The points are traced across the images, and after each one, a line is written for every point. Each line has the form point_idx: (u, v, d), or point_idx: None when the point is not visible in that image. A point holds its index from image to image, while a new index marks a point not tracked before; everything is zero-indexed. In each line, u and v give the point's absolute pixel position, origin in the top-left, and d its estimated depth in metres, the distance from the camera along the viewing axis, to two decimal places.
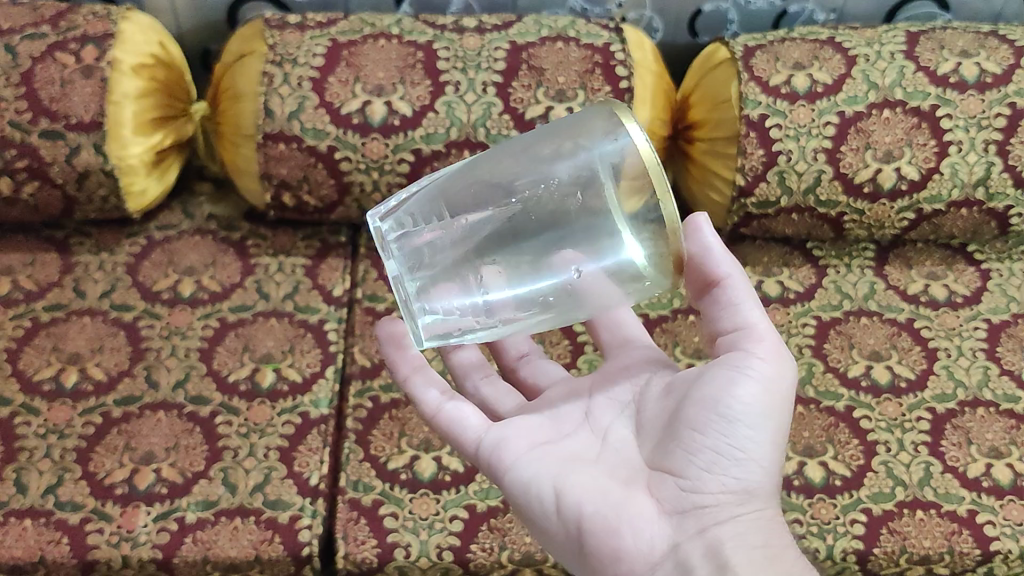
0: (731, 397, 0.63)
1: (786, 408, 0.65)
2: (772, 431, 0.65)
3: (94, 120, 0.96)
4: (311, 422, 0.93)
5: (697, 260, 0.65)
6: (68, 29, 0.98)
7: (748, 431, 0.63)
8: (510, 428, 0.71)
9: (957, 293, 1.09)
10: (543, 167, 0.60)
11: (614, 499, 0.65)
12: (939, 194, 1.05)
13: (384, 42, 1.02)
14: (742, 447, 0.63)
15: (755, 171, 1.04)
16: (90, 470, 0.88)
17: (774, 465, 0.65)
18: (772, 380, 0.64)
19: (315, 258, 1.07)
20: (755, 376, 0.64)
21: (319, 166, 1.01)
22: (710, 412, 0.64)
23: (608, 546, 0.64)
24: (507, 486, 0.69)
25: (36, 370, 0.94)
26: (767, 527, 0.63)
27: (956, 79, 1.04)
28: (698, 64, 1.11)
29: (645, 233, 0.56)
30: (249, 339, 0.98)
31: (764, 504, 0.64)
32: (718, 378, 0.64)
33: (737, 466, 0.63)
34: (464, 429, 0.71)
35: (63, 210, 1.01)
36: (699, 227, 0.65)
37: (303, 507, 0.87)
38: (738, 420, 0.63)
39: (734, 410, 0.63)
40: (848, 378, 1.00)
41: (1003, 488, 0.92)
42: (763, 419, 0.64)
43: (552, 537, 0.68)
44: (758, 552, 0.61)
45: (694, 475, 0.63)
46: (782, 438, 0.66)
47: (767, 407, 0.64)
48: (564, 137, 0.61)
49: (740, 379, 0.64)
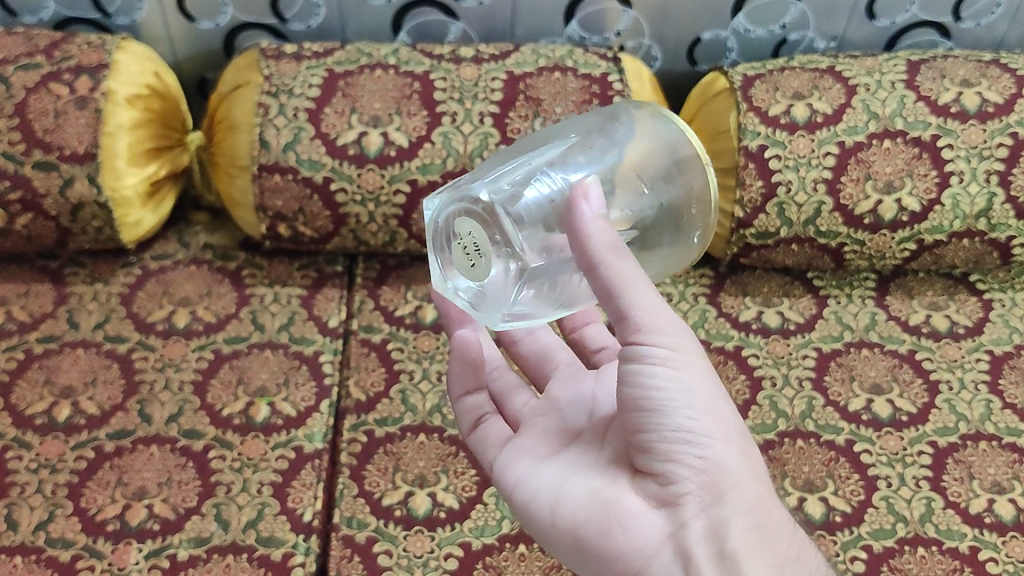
0: (652, 388, 0.58)
1: (704, 365, 0.60)
2: (708, 397, 0.59)
3: (88, 151, 0.96)
4: (305, 457, 0.92)
5: (575, 240, 0.56)
6: (63, 59, 0.98)
7: (687, 411, 0.58)
8: (518, 445, 0.70)
9: (959, 324, 1.08)
10: (589, 139, 0.63)
11: (602, 499, 0.63)
12: (941, 225, 1.04)
13: (381, 72, 1.02)
14: (689, 428, 0.59)
15: (754, 203, 1.03)
16: (82, 506, 0.87)
17: (730, 427, 0.60)
18: (684, 349, 0.58)
19: (312, 288, 1.07)
20: (664, 359, 0.58)
21: (315, 198, 1.00)
22: (642, 411, 0.59)
23: (608, 548, 0.62)
24: (512, 500, 0.69)
25: (28, 404, 0.93)
26: (753, 495, 0.60)
27: (957, 109, 1.03)
28: (697, 93, 1.11)
29: (693, 201, 0.63)
30: (243, 371, 0.98)
31: (739, 471, 0.60)
32: (630, 376, 0.59)
33: (696, 446, 0.59)
34: (483, 450, 0.73)
35: (57, 241, 1.01)
36: (578, 207, 0.56)
37: (296, 544, 0.86)
38: (672, 407, 0.58)
39: (665, 400, 0.58)
40: (849, 412, 0.99)
41: (1006, 525, 0.91)
42: (694, 394, 0.59)
43: (555, 546, 0.66)
44: (755, 531, 0.59)
45: (661, 469, 0.60)
46: (722, 397, 0.61)
47: (694, 378, 0.59)
48: (605, 120, 0.65)
49: (656, 368, 0.58)
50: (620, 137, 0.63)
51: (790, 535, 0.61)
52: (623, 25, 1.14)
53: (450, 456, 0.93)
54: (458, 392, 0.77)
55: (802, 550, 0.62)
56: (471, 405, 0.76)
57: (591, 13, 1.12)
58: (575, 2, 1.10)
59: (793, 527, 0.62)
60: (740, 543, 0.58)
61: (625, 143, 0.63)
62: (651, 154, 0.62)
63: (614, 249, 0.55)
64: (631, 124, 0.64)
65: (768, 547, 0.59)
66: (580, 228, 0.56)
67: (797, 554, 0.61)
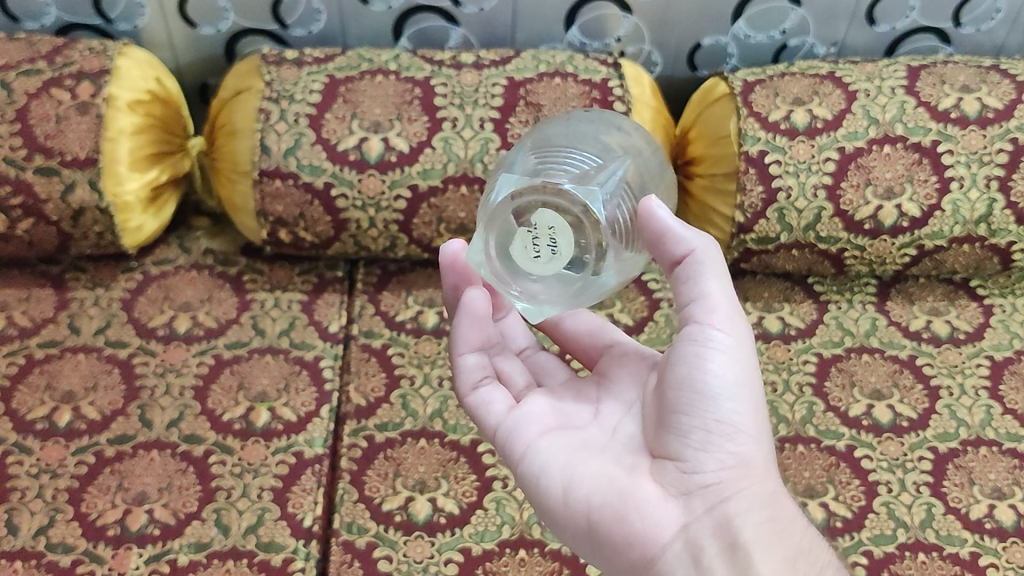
0: (705, 372, 0.62)
1: (756, 370, 0.64)
2: (752, 396, 0.63)
3: (89, 157, 0.96)
4: (305, 462, 0.92)
5: (659, 241, 0.62)
6: (64, 65, 0.98)
7: (731, 404, 0.62)
8: (525, 411, 0.69)
9: (960, 330, 1.08)
10: (606, 135, 0.69)
11: (621, 486, 0.63)
12: (941, 231, 1.04)
13: (382, 78, 1.02)
14: (731, 420, 0.62)
15: (754, 209, 1.03)
16: (82, 510, 0.87)
17: (765, 432, 0.64)
18: (739, 346, 0.63)
19: (312, 293, 1.07)
20: (725, 349, 0.62)
21: (316, 204, 1.00)
22: (691, 393, 0.62)
23: (621, 534, 0.62)
24: (518, 471, 0.68)
25: (29, 409, 0.93)
26: (770, 494, 0.62)
27: (957, 115, 1.03)
28: (698, 98, 1.11)
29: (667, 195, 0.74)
30: (244, 377, 0.98)
31: (764, 472, 0.63)
32: (687, 359, 0.63)
33: (730, 439, 0.62)
34: (486, 413, 0.71)
35: (58, 246, 1.01)
36: (654, 212, 0.61)
37: (296, 550, 0.86)
38: (720, 396, 0.62)
39: (717, 386, 0.62)
40: (849, 418, 0.99)
41: (1006, 530, 0.91)
42: (743, 389, 0.62)
43: (560, 528, 0.66)
44: (767, 525, 0.61)
45: (689, 456, 0.62)
46: (761, 403, 0.64)
47: (741, 376, 0.63)
48: (597, 122, 0.72)
49: (711, 355, 0.62)
50: (625, 136, 0.71)
51: (801, 531, 0.62)
52: (623, 31, 1.14)
53: (450, 461, 0.93)
54: (464, 348, 0.73)
55: (816, 545, 0.63)
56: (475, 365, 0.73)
57: (591, 19, 1.12)
58: (575, 8, 1.10)
59: (812, 532, 0.63)
60: (752, 535, 0.60)
61: (617, 133, 0.71)
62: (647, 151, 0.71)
63: (699, 245, 0.62)
64: (620, 127, 0.72)
65: (781, 541, 0.61)
66: (666, 232, 0.61)
67: (810, 547, 0.62)
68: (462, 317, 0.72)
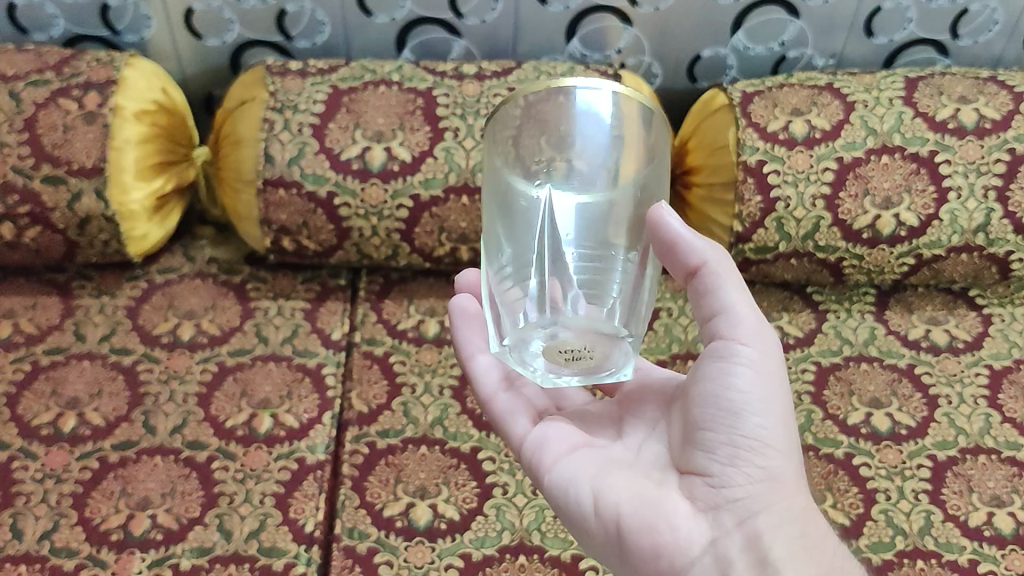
0: (730, 389, 0.63)
1: (784, 384, 0.64)
2: (780, 412, 0.64)
3: (95, 166, 0.97)
4: (307, 468, 0.93)
5: (677, 250, 0.62)
6: (72, 75, 1.00)
7: (758, 419, 0.62)
8: (552, 427, 0.70)
9: (959, 339, 1.08)
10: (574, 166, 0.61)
11: (649, 498, 0.64)
12: (939, 240, 1.04)
13: (385, 88, 1.04)
14: (757, 436, 0.62)
15: (752, 218, 1.04)
16: (86, 515, 0.88)
17: (792, 445, 0.64)
18: (764, 364, 0.64)
19: (315, 301, 1.08)
20: (751, 363, 0.63)
21: (319, 212, 1.01)
22: (718, 409, 0.63)
23: (648, 544, 0.62)
24: (545, 486, 0.68)
25: (35, 415, 0.94)
26: (801, 510, 0.63)
27: (955, 125, 1.05)
28: (697, 110, 1.12)
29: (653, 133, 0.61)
30: (247, 383, 0.99)
31: (793, 485, 0.63)
32: (713, 375, 0.64)
33: (757, 455, 0.62)
34: (511, 422, 0.72)
35: (65, 255, 1.02)
36: (664, 220, 0.61)
37: (297, 555, 0.87)
38: (747, 412, 0.62)
39: (741, 401, 0.62)
40: (847, 426, 1.00)
41: (1005, 538, 0.91)
42: (770, 404, 0.63)
43: (589, 540, 0.66)
44: (798, 541, 0.61)
45: (717, 471, 0.63)
46: (789, 418, 0.65)
47: (767, 391, 0.63)
48: (550, 132, 0.61)
49: (733, 372, 0.63)
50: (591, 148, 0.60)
51: (834, 547, 0.63)
52: (623, 42, 1.15)
53: (450, 468, 0.94)
54: (475, 350, 0.75)
55: (847, 562, 0.63)
56: (487, 368, 0.74)
57: (592, 31, 1.13)
58: (575, 20, 1.12)
59: (840, 548, 0.64)
60: (784, 552, 0.60)
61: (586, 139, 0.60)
62: (625, 132, 0.60)
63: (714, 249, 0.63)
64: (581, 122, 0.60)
65: (811, 557, 0.61)
66: (680, 244, 0.62)
67: (841, 564, 0.62)
68: (470, 322, 0.75)
